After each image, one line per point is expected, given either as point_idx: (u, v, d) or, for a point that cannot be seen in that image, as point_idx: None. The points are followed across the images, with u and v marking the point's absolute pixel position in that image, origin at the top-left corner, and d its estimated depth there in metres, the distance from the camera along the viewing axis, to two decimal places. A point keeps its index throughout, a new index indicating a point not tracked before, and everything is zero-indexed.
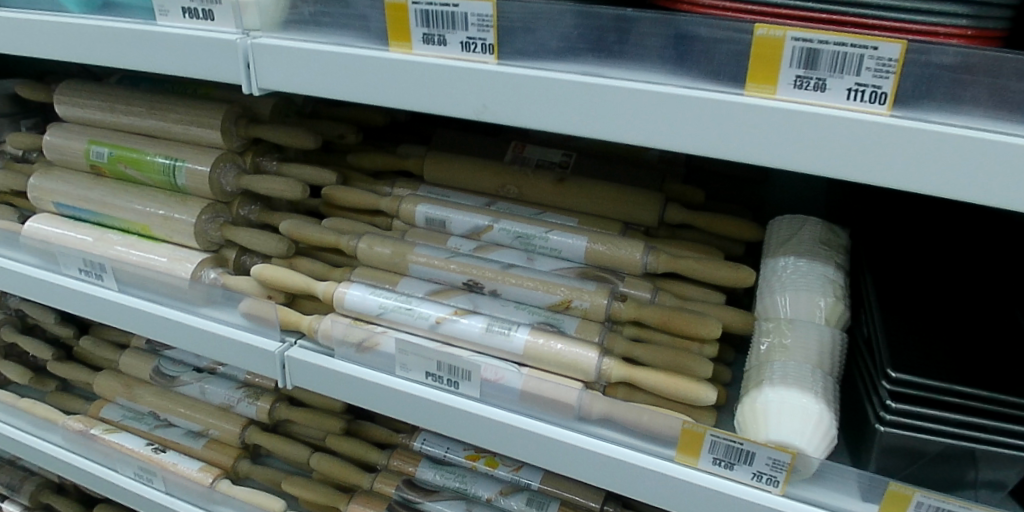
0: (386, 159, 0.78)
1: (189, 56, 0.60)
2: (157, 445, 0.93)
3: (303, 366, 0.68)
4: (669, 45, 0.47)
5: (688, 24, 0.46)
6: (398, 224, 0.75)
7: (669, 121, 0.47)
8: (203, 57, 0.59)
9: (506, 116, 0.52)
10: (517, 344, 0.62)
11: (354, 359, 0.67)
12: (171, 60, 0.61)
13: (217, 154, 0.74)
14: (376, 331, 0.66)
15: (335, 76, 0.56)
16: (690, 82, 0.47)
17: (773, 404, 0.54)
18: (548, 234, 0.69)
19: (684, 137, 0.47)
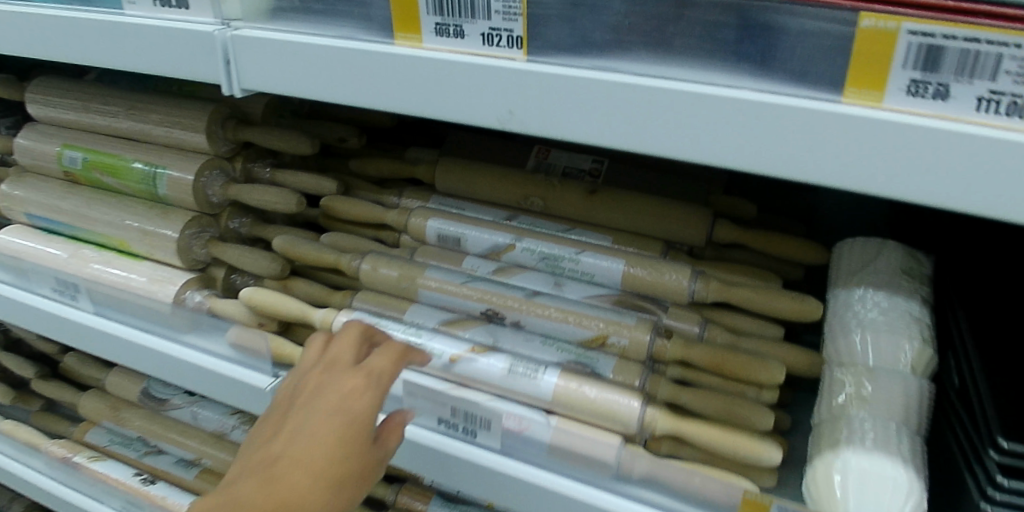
0: (393, 166, 0.69)
1: (162, 51, 0.50)
2: (146, 475, 0.85)
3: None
4: (742, 38, 0.38)
5: (768, 10, 0.36)
6: (407, 240, 0.66)
7: (743, 134, 0.37)
8: (179, 51, 0.50)
9: (535, 126, 0.43)
10: (544, 390, 0.53)
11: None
12: (142, 55, 0.51)
13: (203, 160, 0.65)
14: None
15: (330, 75, 0.47)
16: (768, 85, 0.37)
17: (851, 472, 0.44)
18: (579, 256, 0.60)
19: (762, 155, 0.37)
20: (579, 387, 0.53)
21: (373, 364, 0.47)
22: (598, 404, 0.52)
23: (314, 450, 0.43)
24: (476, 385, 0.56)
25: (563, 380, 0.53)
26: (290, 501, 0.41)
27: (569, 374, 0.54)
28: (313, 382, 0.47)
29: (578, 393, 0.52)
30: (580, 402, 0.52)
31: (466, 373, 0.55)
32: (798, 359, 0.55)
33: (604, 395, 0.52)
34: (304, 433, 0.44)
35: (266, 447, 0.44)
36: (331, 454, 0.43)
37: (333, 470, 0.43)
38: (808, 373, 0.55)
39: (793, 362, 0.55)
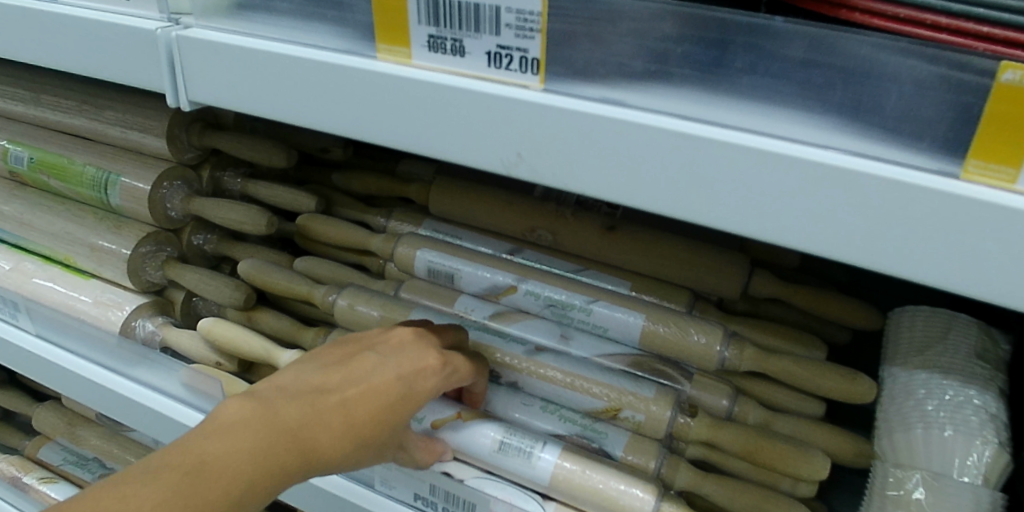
0: (381, 182, 0.60)
1: (99, 50, 0.42)
2: None
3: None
4: (828, 82, 0.30)
5: (864, 48, 0.28)
6: (393, 270, 0.57)
7: (822, 207, 0.29)
8: (119, 51, 0.41)
9: (553, 177, 0.34)
10: (540, 472, 0.45)
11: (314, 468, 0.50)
12: (74, 53, 0.43)
13: (163, 168, 0.56)
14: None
15: (300, 92, 0.39)
16: (857, 147, 0.30)
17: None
18: (591, 306, 0.51)
19: (845, 238, 0.29)
20: (584, 471, 0.44)
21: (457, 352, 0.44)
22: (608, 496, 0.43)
23: (372, 403, 0.39)
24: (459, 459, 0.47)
25: (565, 460, 0.45)
26: (324, 441, 0.37)
27: (571, 453, 0.45)
28: (395, 336, 0.43)
29: (582, 480, 0.44)
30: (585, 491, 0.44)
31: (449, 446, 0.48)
32: (843, 447, 0.46)
33: (613, 484, 0.44)
34: (371, 378, 0.39)
35: (328, 370, 0.39)
36: (381, 417, 0.39)
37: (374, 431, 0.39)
38: (856, 463, 0.47)
39: (838, 450, 0.47)
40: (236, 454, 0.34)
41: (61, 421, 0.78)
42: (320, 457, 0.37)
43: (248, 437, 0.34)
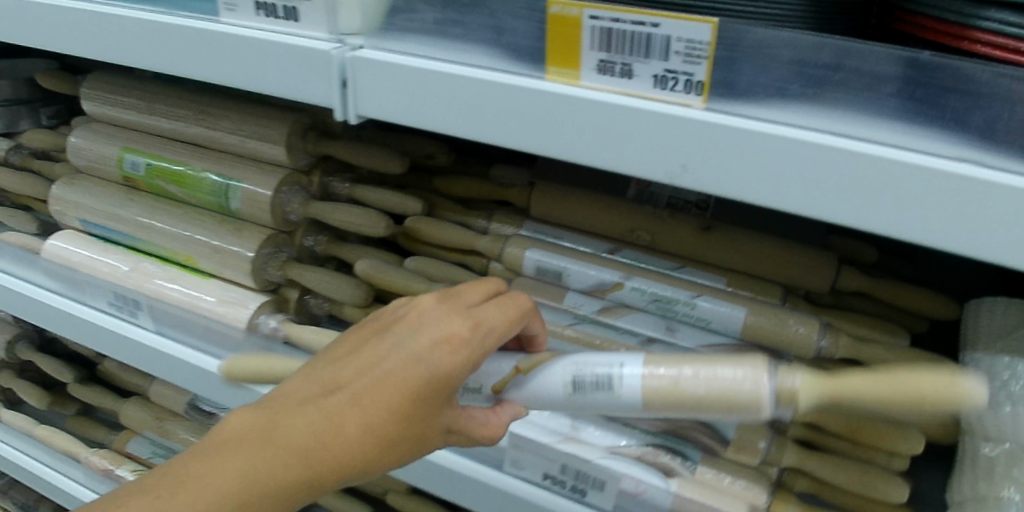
0: (482, 187, 0.64)
1: (269, 68, 0.45)
2: None
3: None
4: (967, 107, 0.34)
5: (993, 76, 0.33)
6: (496, 269, 0.62)
7: (959, 213, 0.33)
8: (292, 68, 0.45)
9: (714, 186, 0.38)
10: (629, 393, 0.39)
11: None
12: (244, 71, 0.46)
13: (283, 175, 0.60)
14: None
15: (466, 108, 0.42)
16: (996, 161, 0.34)
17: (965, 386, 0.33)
18: (695, 300, 0.55)
19: (985, 238, 0.33)
20: (690, 374, 0.38)
21: (488, 314, 0.42)
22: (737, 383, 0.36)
23: (386, 396, 0.39)
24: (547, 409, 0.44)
25: (654, 367, 0.39)
26: (333, 449, 0.38)
27: (660, 360, 0.39)
28: (416, 311, 0.42)
29: (686, 384, 0.37)
30: (710, 409, 0.37)
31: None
32: (932, 426, 0.51)
33: (719, 374, 0.37)
34: (383, 368, 0.39)
35: (343, 366, 0.40)
36: (399, 408, 0.39)
37: (390, 430, 0.39)
38: (941, 440, 0.52)
39: (927, 428, 0.51)
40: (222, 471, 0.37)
41: (147, 416, 0.80)
42: (327, 464, 0.38)
43: (240, 453, 0.38)
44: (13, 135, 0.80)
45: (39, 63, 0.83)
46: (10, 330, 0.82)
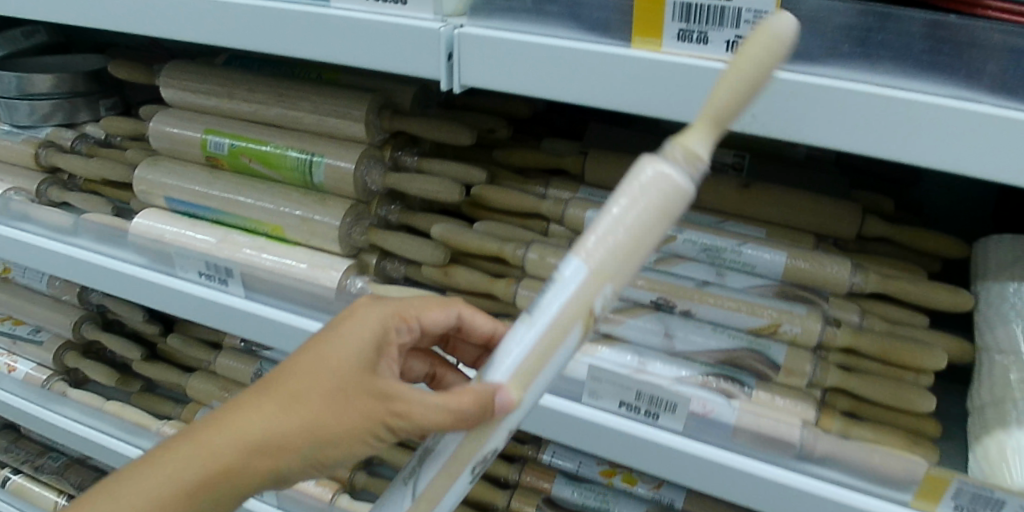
0: (538, 157, 0.70)
1: (381, 47, 0.52)
2: None
3: (435, 495, 0.46)
4: (986, 60, 0.43)
5: (1007, 35, 0.42)
6: (557, 231, 0.68)
7: (976, 144, 0.42)
8: (402, 45, 0.51)
9: (778, 130, 0.47)
10: (572, 280, 0.39)
11: (467, 449, 0.45)
12: (357, 51, 0.53)
13: (361, 149, 0.65)
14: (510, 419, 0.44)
15: (559, 75, 0.49)
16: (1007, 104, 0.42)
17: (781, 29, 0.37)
18: (742, 248, 0.63)
19: (998, 166, 0.42)
20: (612, 219, 0.39)
21: (405, 300, 0.55)
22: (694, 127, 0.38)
23: (291, 362, 0.47)
24: (531, 344, 0.41)
25: (582, 252, 0.39)
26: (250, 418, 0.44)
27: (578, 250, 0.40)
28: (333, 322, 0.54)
29: (608, 237, 0.39)
30: (650, 226, 0.38)
31: (563, 351, 0.41)
32: (952, 347, 0.60)
33: (636, 192, 0.38)
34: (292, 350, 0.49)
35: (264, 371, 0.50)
36: (308, 366, 0.46)
37: (300, 385, 0.45)
38: (958, 360, 0.61)
39: (947, 348, 0.60)
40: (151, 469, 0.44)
41: (214, 387, 0.85)
42: (246, 433, 0.44)
43: (172, 450, 0.45)
44: (72, 126, 0.83)
45: (94, 58, 0.87)
46: (76, 313, 0.86)
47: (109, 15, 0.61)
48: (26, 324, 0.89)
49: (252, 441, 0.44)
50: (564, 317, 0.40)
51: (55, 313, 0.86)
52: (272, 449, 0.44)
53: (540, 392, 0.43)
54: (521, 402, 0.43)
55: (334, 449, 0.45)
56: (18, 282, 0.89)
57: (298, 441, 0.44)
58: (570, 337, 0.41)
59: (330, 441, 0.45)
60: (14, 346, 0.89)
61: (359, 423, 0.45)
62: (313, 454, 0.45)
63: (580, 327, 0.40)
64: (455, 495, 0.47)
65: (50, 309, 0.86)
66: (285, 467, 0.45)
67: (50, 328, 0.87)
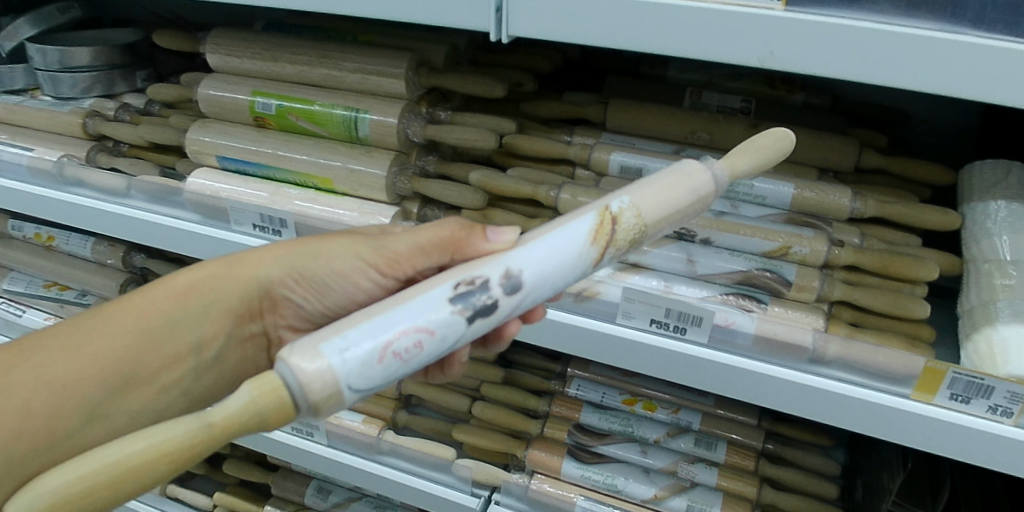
0: (563, 107, 0.79)
1: (435, 6, 0.60)
2: None
3: (413, 292, 0.44)
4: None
5: None
6: (583, 175, 0.75)
7: (961, 70, 0.49)
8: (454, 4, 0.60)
9: (793, 64, 0.53)
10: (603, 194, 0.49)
11: (460, 270, 0.45)
12: (413, 6, 0.61)
13: (403, 104, 0.71)
14: (509, 262, 0.45)
15: (600, 23, 0.56)
16: (987, 35, 0.50)
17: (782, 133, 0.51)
18: (753, 182, 0.71)
19: (980, 87, 0.49)
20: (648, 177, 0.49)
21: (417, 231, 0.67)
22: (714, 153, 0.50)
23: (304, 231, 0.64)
24: (553, 222, 0.47)
25: None
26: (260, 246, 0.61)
27: None
28: None
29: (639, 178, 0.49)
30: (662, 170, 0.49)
31: (573, 221, 0.46)
32: (943, 262, 0.69)
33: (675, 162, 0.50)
34: None
35: None
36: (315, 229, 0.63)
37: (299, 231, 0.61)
38: (947, 272, 0.69)
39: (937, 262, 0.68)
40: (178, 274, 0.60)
41: None
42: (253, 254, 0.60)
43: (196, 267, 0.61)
44: (112, 97, 0.87)
45: (125, 31, 0.90)
46: (121, 275, 0.88)
47: None
48: (73, 288, 0.92)
49: (242, 258, 0.60)
50: (586, 206, 0.47)
51: (103, 278, 0.88)
52: (254, 261, 0.60)
53: (543, 254, 0.45)
54: (522, 245, 0.46)
55: (308, 260, 0.59)
56: (62, 251, 0.91)
57: (276, 252, 0.60)
58: (582, 216, 0.46)
59: (306, 254, 0.59)
60: (62, 309, 0.91)
61: (334, 246, 0.59)
62: (290, 263, 0.59)
63: (592, 214, 0.46)
64: (429, 304, 0.43)
65: (96, 274, 0.88)
66: (265, 274, 0.60)
67: (95, 291, 0.90)
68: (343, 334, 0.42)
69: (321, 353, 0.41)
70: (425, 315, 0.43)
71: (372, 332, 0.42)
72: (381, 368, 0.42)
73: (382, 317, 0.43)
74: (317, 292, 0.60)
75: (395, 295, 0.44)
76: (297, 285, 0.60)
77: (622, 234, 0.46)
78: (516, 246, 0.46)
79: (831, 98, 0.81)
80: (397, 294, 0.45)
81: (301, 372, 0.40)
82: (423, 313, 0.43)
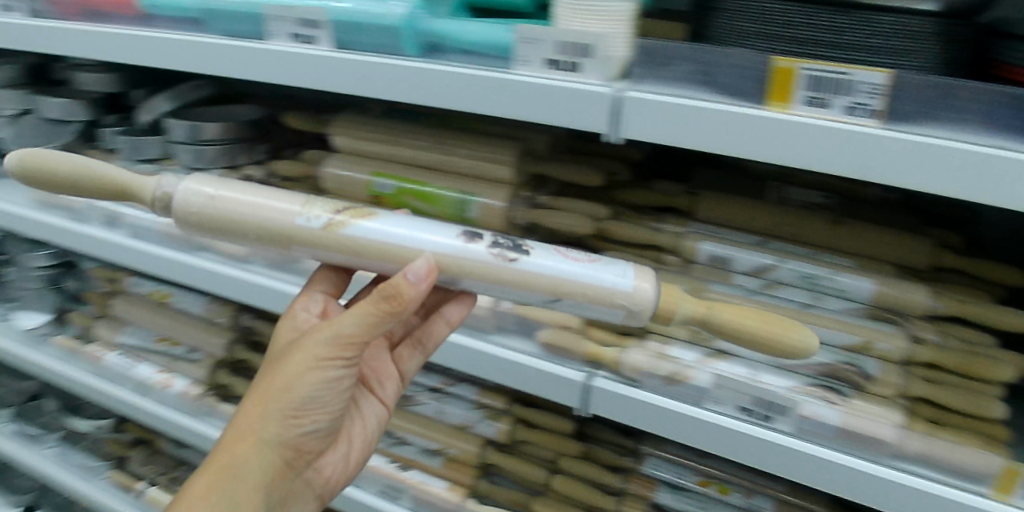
0: (655, 197, 0.86)
1: (557, 105, 0.68)
2: (398, 462, 0.95)
3: (544, 281, 0.61)
4: None
5: None
6: (672, 260, 0.83)
7: None
8: (571, 106, 0.67)
9: (885, 176, 0.57)
10: (330, 231, 0.63)
11: (492, 272, 0.61)
12: (540, 107, 0.69)
13: (508, 190, 0.79)
14: (448, 246, 0.62)
15: (706, 130, 0.62)
16: None
17: (182, 191, 0.65)
18: (836, 276, 0.75)
19: None
20: (260, 205, 0.64)
21: (297, 300, 0.72)
22: (216, 210, 0.64)
23: (265, 373, 0.64)
24: (396, 253, 0.62)
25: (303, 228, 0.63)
26: (246, 414, 0.62)
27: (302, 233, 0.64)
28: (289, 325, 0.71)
29: (281, 219, 0.63)
30: (246, 202, 0.64)
31: (381, 235, 0.62)
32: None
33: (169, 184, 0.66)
34: (267, 365, 0.66)
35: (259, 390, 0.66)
36: (278, 366, 0.64)
37: (270, 380, 0.62)
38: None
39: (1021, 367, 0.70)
40: (189, 483, 0.60)
41: None
42: (247, 427, 0.61)
43: (201, 470, 0.61)
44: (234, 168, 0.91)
45: (246, 108, 0.98)
46: (229, 334, 0.94)
47: (324, 77, 0.76)
48: (183, 345, 0.98)
49: (236, 433, 0.61)
50: (336, 241, 0.63)
51: (212, 336, 0.94)
52: (248, 429, 0.61)
53: (433, 236, 0.63)
54: (432, 253, 0.61)
55: (289, 393, 0.61)
56: (177, 308, 0.97)
57: (262, 407, 0.62)
58: (359, 233, 0.63)
59: (284, 392, 0.61)
60: (174, 364, 0.98)
61: (296, 367, 0.61)
62: (280, 408, 0.62)
63: (353, 228, 0.63)
64: (543, 264, 0.61)
65: (207, 331, 0.95)
66: (268, 431, 0.61)
67: (203, 349, 0.95)
68: (614, 305, 0.60)
69: (631, 289, 0.60)
70: (541, 263, 0.61)
71: (600, 278, 0.60)
72: (600, 260, 0.62)
73: (558, 277, 0.61)
74: (316, 407, 0.64)
75: (556, 291, 0.61)
76: (298, 414, 0.63)
77: (311, 205, 0.64)
78: (438, 250, 0.62)
79: (905, 194, 0.85)
80: (551, 294, 0.61)
81: (645, 289, 0.60)
82: (540, 263, 0.61)
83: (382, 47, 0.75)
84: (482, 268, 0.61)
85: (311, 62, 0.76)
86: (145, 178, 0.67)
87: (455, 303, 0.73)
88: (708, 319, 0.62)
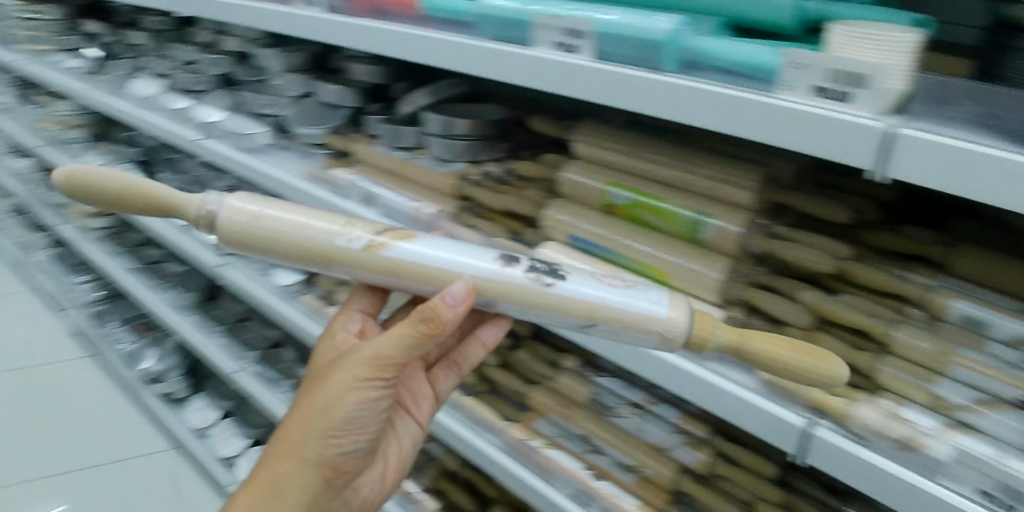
0: (907, 242, 0.77)
1: (819, 135, 0.62)
2: (593, 471, 0.94)
3: (579, 305, 0.68)
4: None
5: None
6: (918, 315, 0.75)
7: None
8: (832, 138, 0.61)
9: None
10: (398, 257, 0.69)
11: (527, 295, 0.69)
12: (797, 135, 0.64)
13: (748, 216, 0.76)
14: (483, 269, 0.69)
15: (998, 180, 0.53)
16: None
17: (225, 210, 0.70)
18: None
19: None
20: (302, 223, 0.70)
21: (341, 318, 0.86)
22: (256, 226, 0.69)
23: (303, 393, 0.76)
24: (442, 278, 0.69)
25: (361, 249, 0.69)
26: (291, 432, 0.74)
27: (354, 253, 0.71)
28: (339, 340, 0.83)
29: (337, 241, 0.69)
30: (307, 222, 0.70)
31: (420, 257, 0.69)
32: None
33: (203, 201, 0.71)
34: (302, 382, 0.79)
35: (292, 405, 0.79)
36: (313, 387, 0.76)
37: (307, 401, 0.74)
38: None
39: None
40: (245, 489, 0.73)
41: (556, 402, 1.00)
42: (290, 445, 0.74)
43: (249, 477, 0.74)
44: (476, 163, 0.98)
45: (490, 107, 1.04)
46: None
47: (575, 86, 0.78)
48: None
49: (283, 450, 0.74)
50: (379, 261, 0.69)
51: None
52: (292, 449, 0.74)
53: (452, 258, 0.69)
54: (468, 277, 0.69)
55: (325, 413, 0.72)
56: None
57: (302, 426, 0.74)
58: (399, 253, 0.69)
59: (319, 415, 0.73)
60: None
61: (332, 392, 0.72)
62: (321, 430, 0.73)
63: (403, 250, 0.69)
64: (577, 289, 0.68)
65: None
66: (309, 451, 0.73)
67: None
68: (647, 331, 0.68)
69: (665, 316, 0.67)
70: (580, 289, 0.68)
71: (635, 306, 0.68)
72: (631, 284, 0.70)
73: (595, 302, 0.68)
74: (352, 428, 0.75)
75: (590, 316, 0.68)
76: (335, 433, 0.74)
77: (362, 226, 0.71)
78: (461, 273, 0.69)
79: None
80: (586, 318, 0.69)
81: (676, 317, 0.67)
82: (580, 286, 0.69)
83: (639, 60, 0.76)
84: (520, 291, 0.69)
85: (565, 69, 0.78)
86: (188, 195, 0.72)
87: (491, 325, 0.86)
88: (740, 348, 0.67)
